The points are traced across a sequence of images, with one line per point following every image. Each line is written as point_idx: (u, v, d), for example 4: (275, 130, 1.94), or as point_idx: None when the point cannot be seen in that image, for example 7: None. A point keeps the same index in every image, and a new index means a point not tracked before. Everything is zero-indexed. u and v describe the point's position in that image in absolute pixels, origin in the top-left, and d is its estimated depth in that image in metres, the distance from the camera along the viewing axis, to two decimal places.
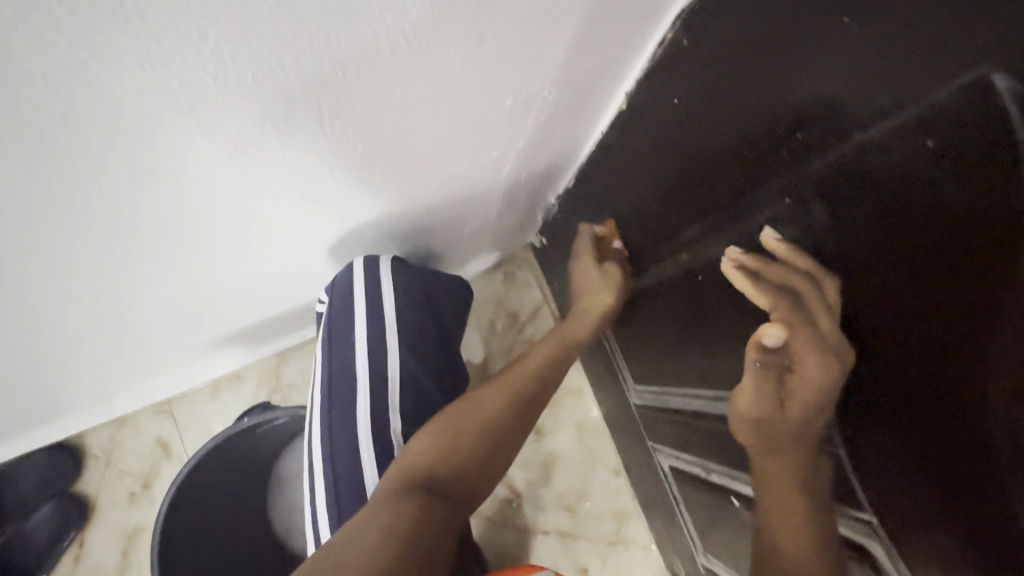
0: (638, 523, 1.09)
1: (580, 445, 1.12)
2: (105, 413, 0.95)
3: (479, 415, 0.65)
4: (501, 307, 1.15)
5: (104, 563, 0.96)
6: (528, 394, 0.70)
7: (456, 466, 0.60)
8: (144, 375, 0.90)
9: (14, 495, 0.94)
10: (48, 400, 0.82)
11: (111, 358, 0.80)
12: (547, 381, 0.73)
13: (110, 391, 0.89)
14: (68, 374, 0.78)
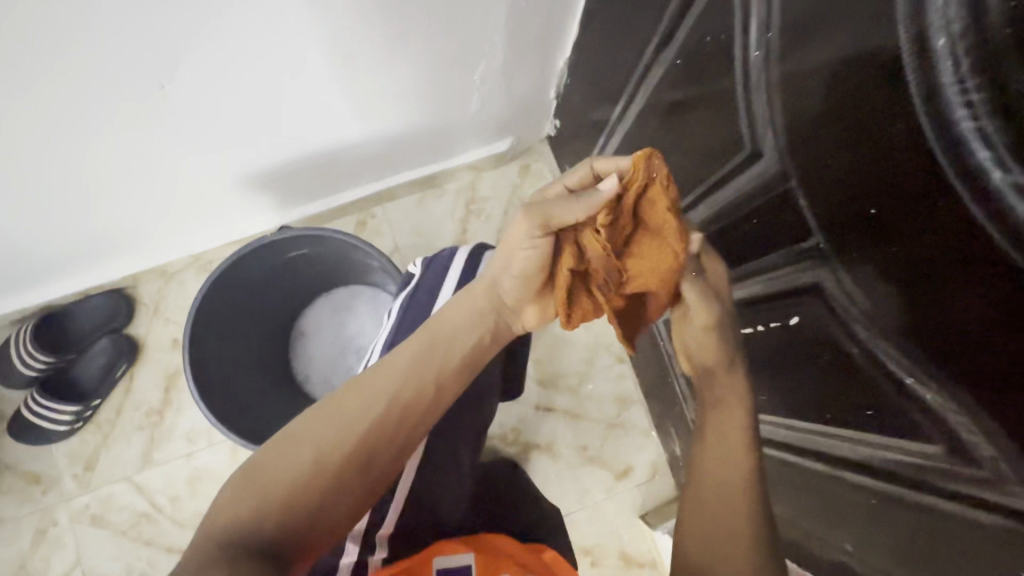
0: (640, 408, 1.12)
1: (587, 330, 1.15)
2: (140, 260, 1.06)
3: (318, 440, 0.52)
4: (516, 196, 1.18)
5: (150, 397, 1.08)
6: (392, 404, 0.56)
7: (297, 502, 0.49)
8: (174, 227, 1.00)
9: (79, 330, 1.06)
10: (90, 234, 0.92)
11: (145, 200, 0.88)
12: (426, 385, 0.58)
13: (143, 237, 0.99)
14: (106, 210, 0.87)
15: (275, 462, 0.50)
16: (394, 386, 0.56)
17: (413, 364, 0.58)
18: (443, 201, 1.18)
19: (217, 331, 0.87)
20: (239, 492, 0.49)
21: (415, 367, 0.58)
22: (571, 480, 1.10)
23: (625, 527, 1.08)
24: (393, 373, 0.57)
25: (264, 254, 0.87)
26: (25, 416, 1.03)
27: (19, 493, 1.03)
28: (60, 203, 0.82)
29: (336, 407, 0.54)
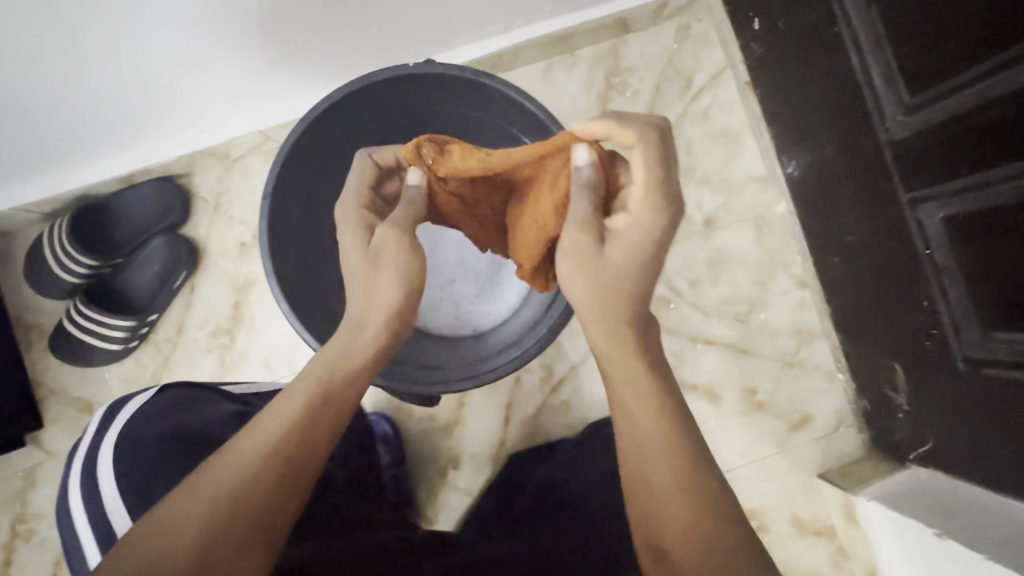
0: (825, 344, 0.88)
1: (759, 245, 0.89)
2: (150, 151, 0.81)
3: (189, 515, 0.40)
4: (669, 68, 0.90)
5: (217, 313, 0.87)
6: (281, 463, 0.44)
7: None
8: (172, 101, 0.74)
9: (132, 225, 0.85)
10: (62, 103, 0.68)
11: (105, 48, 0.62)
12: (321, 436, 0.47)
13: (137, 117, 0.74)
14: (52, 62, 0.62)
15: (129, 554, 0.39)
16: (267, 447, 0.44)
17: (302, 421, 0.47)
18: (576, 72, 0.90)
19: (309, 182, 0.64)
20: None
21: (310, 412, 0.47)
22: (734, 429, 0.88)
23: (799, 487, 0.87)
24: (277, 427, 0.46)
25: (399, 91, 0.62)
26: (70, 333, 0.84)
27: (69, 424, 0.86)
28: (90, 23, 0.58)
29: (203, 481, 0.42)
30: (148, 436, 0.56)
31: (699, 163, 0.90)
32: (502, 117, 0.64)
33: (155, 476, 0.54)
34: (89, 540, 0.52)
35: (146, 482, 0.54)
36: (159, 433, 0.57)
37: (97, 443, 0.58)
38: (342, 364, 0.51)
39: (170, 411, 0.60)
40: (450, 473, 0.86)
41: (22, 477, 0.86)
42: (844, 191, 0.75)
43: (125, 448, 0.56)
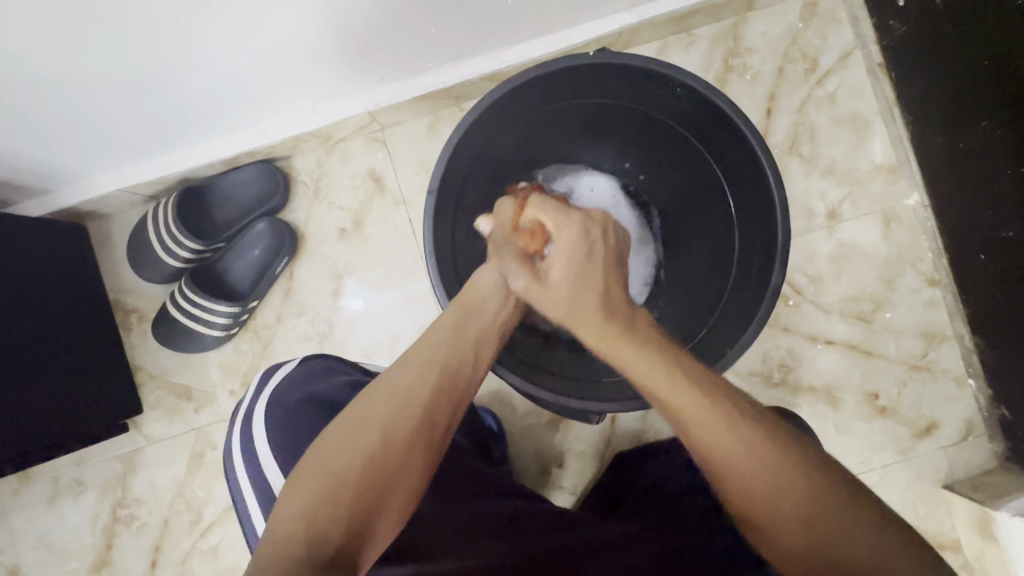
0: (956, 347, 0.83)
1: (885, 240, 0.84)
2: (236, 137, 0.78)
3: (381, 412, 0.44)
4: (794, 48, 0.84)
5: (317, 301, 0.85)
6: (444, 370, 0.48)
7: (351, 500, 0.40)
8: (263, 86, 0.70)
9: (243, 209, 0.85)
10: (154, 86, 0.65)
11: (206, 27, 0.58)
12: (466, 345, 0.51)
13: (225, 102, 0.71)
14: (149, 42, 0.58)
15: (318, 451, 0.43)
16: (430, 359, 0.48)
17: (452, 338, 0.50)
18: (693, 52, 0.84)
19: (471, 157, 0.64)
20: (299, 482, 0.41)
21: (457, 327, 0.51)
22: (853, 434, 0.83)
23: (922, 498, 0.82)
24: (437, 346, 0.49)
25: (592, 72, 0.61)
26: (173, 317, 0.83)
27: (168, 409, 0.85)
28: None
29: (378, 386, 0.46)
30: (290, 405, 0.58)
31: (824, 151, 0.84)
32: (672, 106, 0.63)
33: (298, 438, 0.55)
34: (250, 496, 0.55)
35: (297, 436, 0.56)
36: (300, 399, 0.59)
37: (249, 407, 0.61)
38: (478, 294, 0.55)
39: (306, 381, 0.62)
40: (554, 471, 0.83)
41: (123, 461, 0.85)
42: (1003, 177, 0.67)
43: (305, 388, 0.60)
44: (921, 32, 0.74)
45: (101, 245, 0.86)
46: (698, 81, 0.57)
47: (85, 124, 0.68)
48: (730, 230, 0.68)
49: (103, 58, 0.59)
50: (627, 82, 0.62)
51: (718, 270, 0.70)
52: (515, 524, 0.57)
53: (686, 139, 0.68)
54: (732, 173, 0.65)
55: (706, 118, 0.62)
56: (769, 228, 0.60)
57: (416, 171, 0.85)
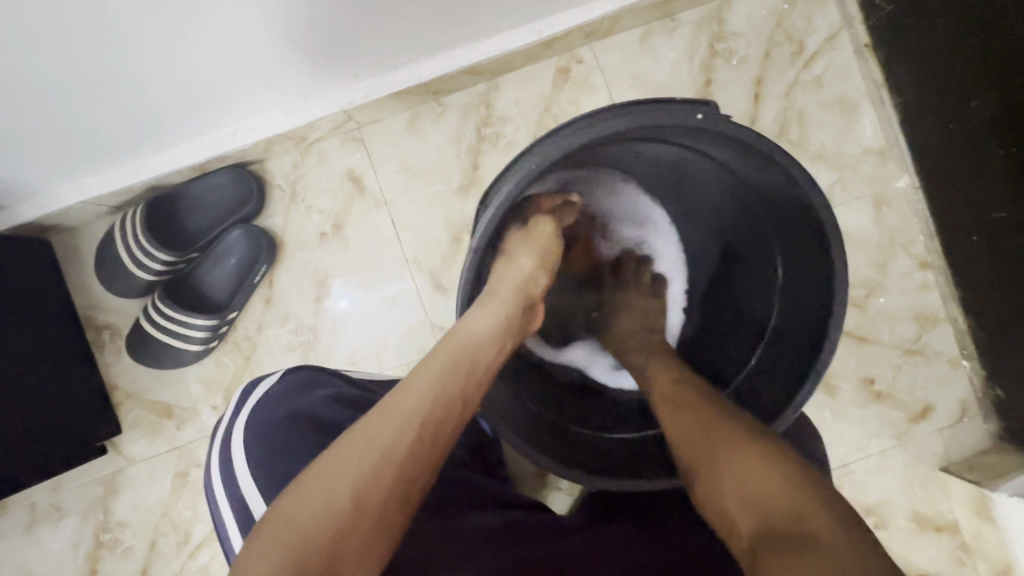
0: (950, 329, 0.82)
1: (876, 224, 0.83)
2: (203, 143, 0.75)
3: (347, 468, 0.41)
4: (779, 31, 0.82)
5: (298, 309, 0.82)
6: (423, 422, 0.45)
7: (311, 564, 0.37)
8: (226, 89, 0.67)
9: (216, 218, 0.82)
10: (109, 93, 0.61)
11: (161, 30, 0.55)
12: (451, 395, 0.48)
13: (187, 107, 0.68)
14: (100, 48, 0.55)
15: (284, 512, 0.40)
16: (412, 409, 0.45)
17: (438, 387, 0.48)
18: (678, 38, 0.82)
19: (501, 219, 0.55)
20: (258, 545, 0.38)
21: (444, 376, 0.49)
22: (850, 420, 0.83)
23: (920, 481, 0.82)
24: (419, 397, 0.47)
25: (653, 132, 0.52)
26: (148, 331, 0.80)
27: (148, 428, 0.82)
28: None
29: (352, 437, 0.44)
30: (274, 421, 0.56)
31: (813, 135, 0.83)
32: (742, 157, 0.56)
33: (278, 449, 0.53)
34: (228, 514, 0.52)
35: (280, 442, 0.54)
36: (284, 415, 0.56)
37: (231, 424, 0.58)
38: (469, 340, 0.52)
39: (295, 392, 0.60)
40: (551, 473, 0.81)
41: (103, 484, 0.82)
42: (993, 157, 0.67)
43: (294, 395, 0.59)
44: (907, 10, 0.73)
45: (66, 260, 0.82)
46: (776, 147, 0.50)
47: (38, 136, 0.64)
48: (773, 283, 0.64)
49: (56, 64, 0.55)
50: (692, 135, 0.54)
51: (754, 315, 0.67)
52: (511, 533, 0.55)
53: (745, 189, 0.62)
54: (789, 234, 0.60)
55: (775, 177, 0.54)
56: (823, 301, 0.56)
57: (396, 170, 0.82)
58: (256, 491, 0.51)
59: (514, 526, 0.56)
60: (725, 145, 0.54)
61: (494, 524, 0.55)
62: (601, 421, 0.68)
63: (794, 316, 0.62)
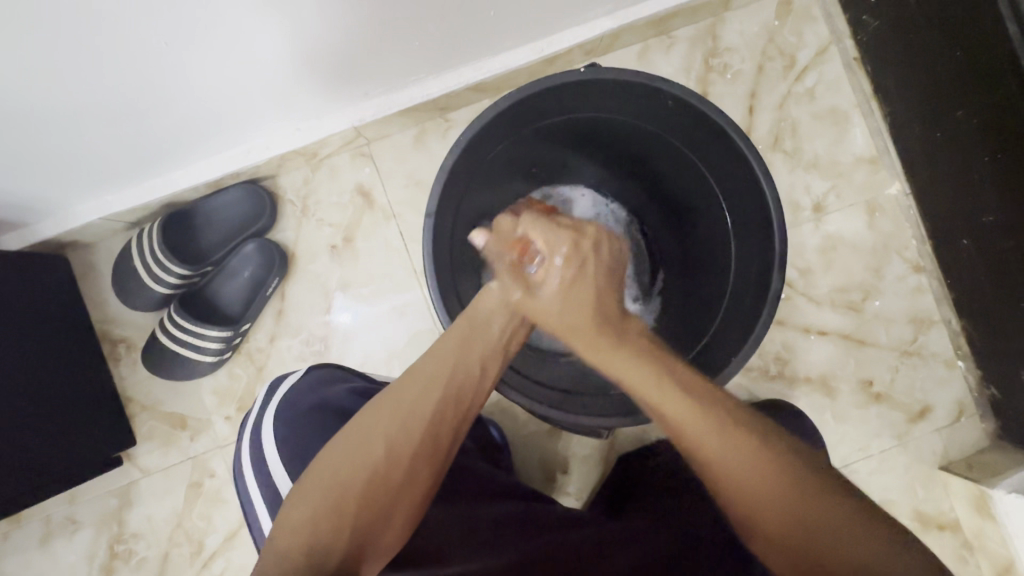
0: (945, 330, 0.85)
1: (870, 229, 0.85)
2: (217, 162, 0.77)
3: (378, 425, 0.45)
4: (772, 46, 0.86)
5: (310, 321, 0.84)
6: (448, 383, 0.48)
7: (352, 517, 0.41)
8: (242, 111, 0.70)
9: (229, 230, 0.84)
10: (132, 116, 0.64)
11: (188, 59, 0.59)
12: (476, 353, 0.51)
13: (204, 129, 0.71)
14: (129, 75, 0.58)
15: (320, 467, 0.44)
16: (437, 372, 0.48)
17: (461, 351, 0.50)
18: (674, 53, 0.85)
19: (466, 177, 0.64)
20: (301, 494, 0.42)
21: (463, 340, 0.51)
22: (851, 421, 0.85)
23: (920, 480, 0.84)
24: (441, 360, 0.49)
25: (586, 90, 0.61)
26: (162, 341, 0.82)
27: (162, 439, 0.83)
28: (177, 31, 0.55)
29: (383, 400, 0.47)
30: (301, 411, 0.58)
31: (806, 145, 0.86)
32: (674, 118, 0.63)
33: (304, 441, 0.55)
34: (258, 500, 0.54)
35: (304, 436, 0.55)
36: (310, 406, 0.58)
37: (259, 416, 0.60)
38: (486, 309, 0.54)
39: (318, 387, 0.61)
40: (559, 477, 0.83)
41: (118, 496, 0.83)
42: (981, 164, 0.69)
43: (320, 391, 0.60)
44: (893, 26, 0.76)
45: (83, 275, 0.84)
46: (679, 88, 0.57)
47: (62, 157, 0.67)
48: (727, 237, 0.68)
49: (84, 85, 0.58)
50: (622, 98, 0.63)
51: (716, 280, 0.70)
52: (527, 524, 0.57)
53: (693, 164, 0.68)
54: (726, 181, 0.65)
55: (703, 131, 0.62)
56: (766, 232, 0.60)
57: (405, 184, 0.85)
58: (283, 476, 0.53)
59: (524, 519, 0.58)
60: (655, 102, 0.62)
61: (504, 515, 0.57)
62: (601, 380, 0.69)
63: (750, 263, 0.65)
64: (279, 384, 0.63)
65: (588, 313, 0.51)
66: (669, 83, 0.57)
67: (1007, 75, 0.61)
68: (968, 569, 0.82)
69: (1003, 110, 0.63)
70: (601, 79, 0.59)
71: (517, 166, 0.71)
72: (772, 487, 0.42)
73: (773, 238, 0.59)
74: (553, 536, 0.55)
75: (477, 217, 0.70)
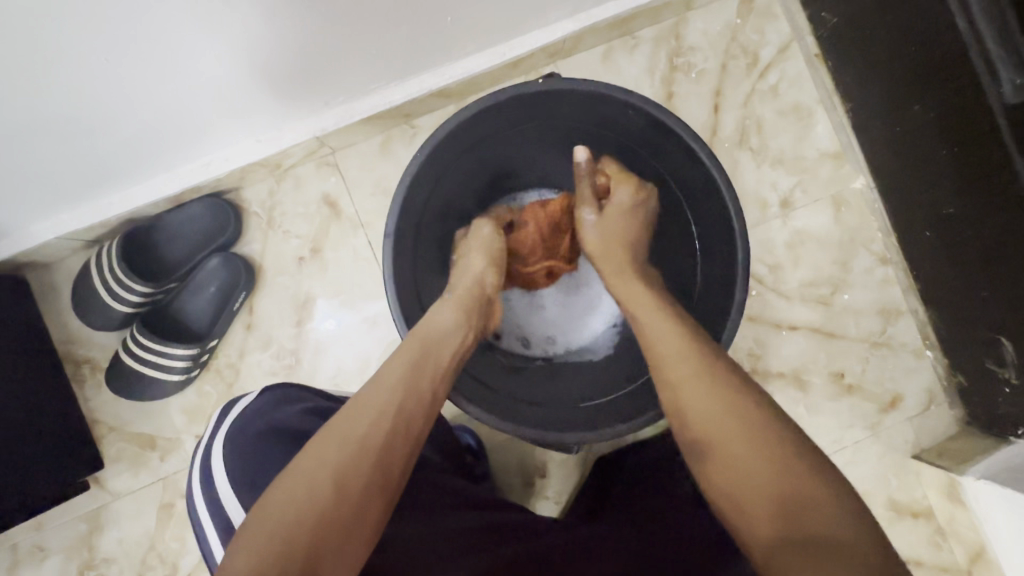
0: (913, 321, 0.86)
1: (837, 223, 0.86)
2: (177, 177, 0.76)
3: (328, 457, 0.43)
4: (734, 45, 0.86)
5: (279, 334, 0.83)
6: (398, 409, 0.48)
7: (304, 552, 0.39)
8: (199, 124, 0.68)
9: (191, 244, 0.82)
10: (84, 134, 0.63)
11: (137, 78, 0.58)
12: (425, 381, 0.51)
13: (161, 144, 0.69)
14: (78, 95, 0.58)
15: (268, 505, 0.41)
16: (386, 402, 0.48)
17: (409, 374, 0.51)
18: (638, 54, 0.85)
19: (428, 192, 0.64)
20: (250, 537, 0.39)
21: (413, 368, 0.51)
22: (824, 414, 0.85)
23: (894, 470, 0.85)
24: (392, 387, 0.49)
25: (544, 100, 0.61)
26: (127, 361, 0.80)
27: (131, 461, 0.81)
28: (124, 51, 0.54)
29: (330, 429, 0.46)
30: (252, 435, 0.56)
31: (771, 142, 0.86)
32: (635, 126, 0.64)
33: (259, 462, 0.53)
34: (212, 528, 0.53)
35: (257, 458, 0.54)
36: (262, 428, 0.56)
37: (213, 440, 0.58)
38: (435, 335, 0.55)
39: (270, 408, 0.59)
40: (537, 482, 0.83)
41: (87, 520, 0.81)
42: (939, 157, 0.70)
43: (271, 411, 0.59)
44: (849, 23, 0.77)
45: (43, 296, 0.82)
46: (633, 97, 0.58)
47: (14, 178, 0.65)
48: (691, 241, 0.69)
49: (24, 102, 0.56)
50: (582, 108, 0.63)
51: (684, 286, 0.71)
52: (494, 534, 0.56)
53: (657, 173, 0.68)
54: (684, 182, 0.66)
55: (663, 138, 0.62)
56: (726, 231, 0.61)
57: (372, 192, 0.84)
58: (236, 505, 0.52)
59: (494, 529, 0.57)
60: (616, 111, 0.62)
61: (475, 527, 0.56)
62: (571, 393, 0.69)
63: (716, 259, 0.66)
64: (233, 406, 0.62)
65: (620, 243, 0.62)
66: (629, 93, 0.58)
67: (958, 68, 0.62)
68: (942, 555, 0.83)
69: (958, 104, 0.64)
70: (557, 90, 0.59)
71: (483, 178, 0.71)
72: (753, 447, 0.42)
73: (736, 244, 0.60)
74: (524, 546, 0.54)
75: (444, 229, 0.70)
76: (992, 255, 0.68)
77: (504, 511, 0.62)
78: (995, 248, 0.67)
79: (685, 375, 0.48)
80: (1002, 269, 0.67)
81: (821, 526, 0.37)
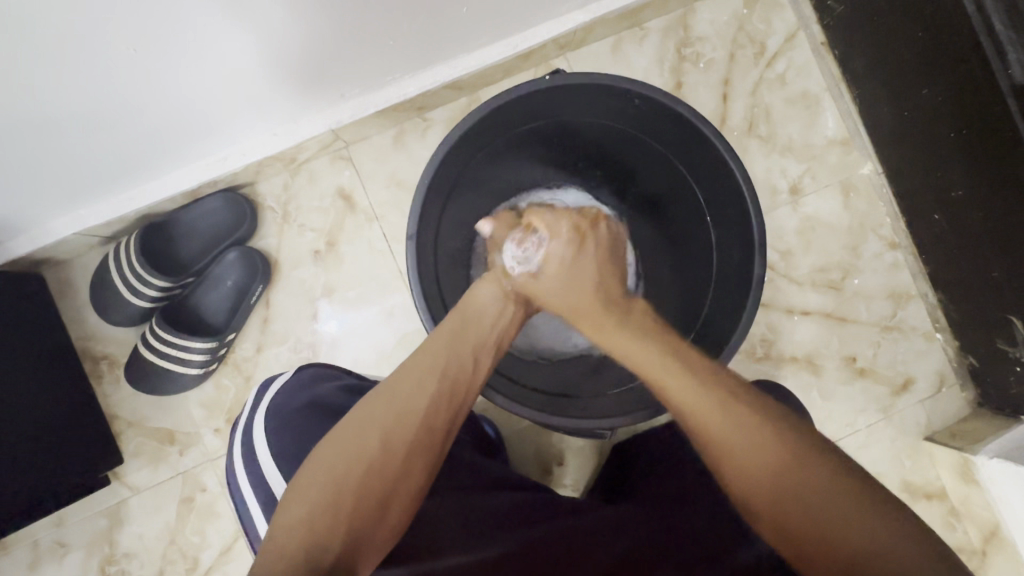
0: (923, 304, 0.87)
1: (846, 209, 0.87)
2: (194, 171, 0.76)
3: (373, 420, 0.45)
4: (741, 34, 0.87)
5: (296, 327, 0.83)
6: (441, 378, 0.49)
7: (351, 510, 0.41)
8: (218, 119, 0.69)
9: (211, 239, 0.83)
10: (105, 128, 0.63)
11: (163, 73, 0.59)
12: (465, 354, 0.52)
13: (181, 139, 0.70)
14: (102, 90, 0.58)
15: (315, 461, 0.43)
16: (427, 370, 0.49)
17: (450, 349, 0.51)
18: (647, 45, 0.86)
19: (447, 187, 0.64)
20: (299, 491, 0.42)
21: (454, 341, 0.52)
22: (837, 398, 0.86)
23: (907, 452, 0.86)
24: (434, 355, 0.50)
25: (558, 95, 0.62)
26: (145, 356, 0.80)
27: (151, 455, 0.82)
28: (152, 48, 0.55)
29: (377, 400, 0.47)
30: (290, 409, 0.57)
31: (780, 130, 0.87)
32: (650, 118, 0.64)
33: (297, 438, 0.54)
34: (251, 499, 0.54)
35: (293, 433, 0.55)
36: (303, 405, 0.57)
37: (249, 418, 0.60)
38: (476, 312, 0.56)
39: (304, 385, 0.60)
40: (555, 470, 0.83)
41: (107, 516, 0.81)
42: (948, 140, 0.71)
43: (305, 391, 0.59)
44: (857, 10, 0.78)
45: (60, 293, 0.82)
46: (649, 90, 0.59)
47: (35, 173, 0.66)
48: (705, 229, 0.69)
49: (43, 98, 0.57)
50: (597, 101, 0.64)
51: (699, 275, 0.70)
52: (519, 515, 0.56)
53: (671, 165, 0.69)
54: (701, 171, 0.65)
55: (678, 129, 0.63)
56: (742, 219, 0.62)
57: (386, 185, 0.84)
58: (276, 478, 0.53)
59: (520, 508, 0.58)
60: (627, 101, 0.63)
61: (500, 510, 0.56)
62: (594, 386, 0.70)
63: (732, 248, 0.66)
64: (264, 388, 0.63)
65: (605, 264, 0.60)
66: (644, 87, 0.58)
67: (966, 49, 0.63)
68: (958, 536, 0.84)
69: (966, 89, 0.65)
70: (569, 84, 0.60)
71: (501, 174, 0.72)
72: (782, 473, 0.43)
73: (749, 231, 0.61)
74: (544, 527, 0.54)
75: (462, 226, 0.71)
76: (1001, 235, 0.69)
77: (529, 492, 0.63)
78: (1004, 228, 0.68)
79: (686, 391, 0.47)
80: (1012, 248, 0.68)
81: (856, 548, 0.39)
